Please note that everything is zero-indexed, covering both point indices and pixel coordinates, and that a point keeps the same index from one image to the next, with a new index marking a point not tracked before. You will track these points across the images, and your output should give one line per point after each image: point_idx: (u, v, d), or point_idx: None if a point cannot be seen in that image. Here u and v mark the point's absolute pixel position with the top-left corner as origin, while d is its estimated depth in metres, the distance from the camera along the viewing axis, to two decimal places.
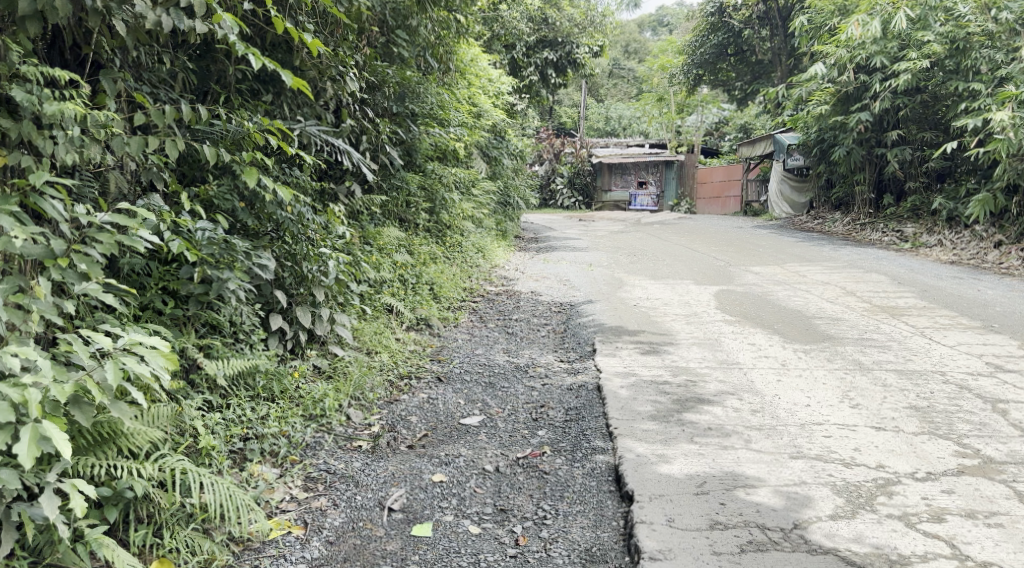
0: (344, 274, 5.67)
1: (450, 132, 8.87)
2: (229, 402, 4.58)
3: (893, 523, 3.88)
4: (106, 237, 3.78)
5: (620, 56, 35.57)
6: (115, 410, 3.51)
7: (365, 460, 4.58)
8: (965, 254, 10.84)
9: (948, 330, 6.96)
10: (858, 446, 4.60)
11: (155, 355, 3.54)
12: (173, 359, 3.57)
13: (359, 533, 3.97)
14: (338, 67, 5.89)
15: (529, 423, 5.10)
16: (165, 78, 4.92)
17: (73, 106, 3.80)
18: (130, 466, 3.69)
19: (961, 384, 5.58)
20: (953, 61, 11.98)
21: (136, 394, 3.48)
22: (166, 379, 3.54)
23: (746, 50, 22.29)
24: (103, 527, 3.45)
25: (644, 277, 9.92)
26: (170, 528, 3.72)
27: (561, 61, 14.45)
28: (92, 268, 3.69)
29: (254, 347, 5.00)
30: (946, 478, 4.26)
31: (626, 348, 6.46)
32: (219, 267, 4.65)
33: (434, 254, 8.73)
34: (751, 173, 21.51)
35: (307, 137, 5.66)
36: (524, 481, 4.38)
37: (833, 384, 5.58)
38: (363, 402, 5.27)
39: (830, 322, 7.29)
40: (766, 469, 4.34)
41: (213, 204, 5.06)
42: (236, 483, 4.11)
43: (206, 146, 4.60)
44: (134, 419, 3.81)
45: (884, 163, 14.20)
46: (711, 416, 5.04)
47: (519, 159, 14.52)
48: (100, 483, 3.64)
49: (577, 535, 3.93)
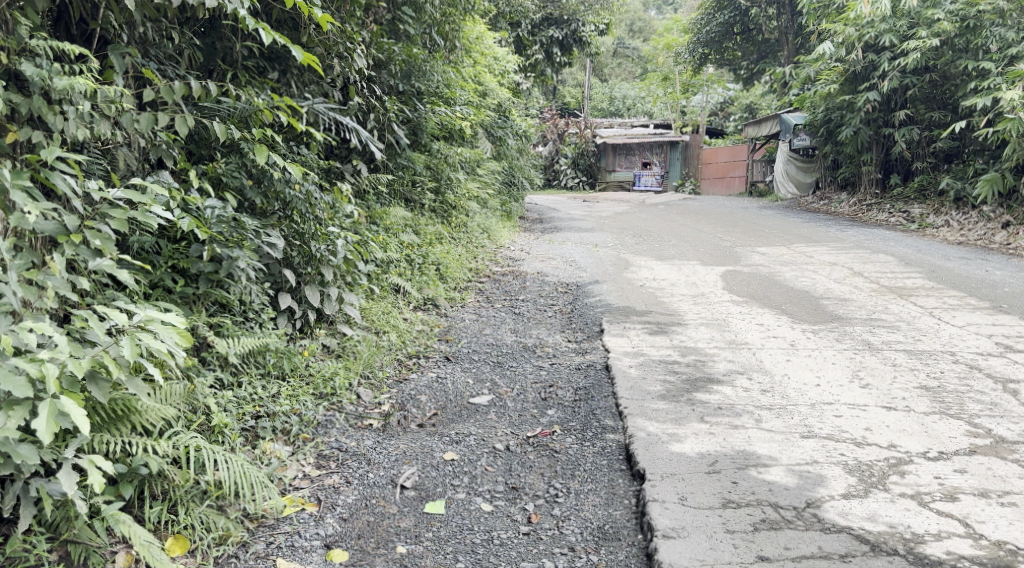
0: (353, 253, 5.67)
1: (456, 110, 8.81)
2: (240, 380, 4.56)
3: (906, 502, 3.88)
4: (120, 213, 3.75)
5: (625, 35, 35.23)
6: (131, 387, 3.50)
7: (376, 438, 4.58)
8: (973, 234, 10.81)
9: (958, 309, 6.96)
10: (869, 426, 4.59)
11: (170, 331, 3.50)
12: (188, 335, 3.54)
13: (372, 510, 3.95)
14: (346, 44, 5.87)
15: (538, 402, 5.10)
16: (171, 54, 4.93)
17: (84, 80, 3.77)
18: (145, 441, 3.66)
19: (971, 363, 5.57)
20: (962, 39, 11.89)
21: (150, 369, 3.46)
22: (184, 355, 3.52)
23: (753, 28, 22.08)
24: (119, 503, 3.43)
25: (649, 257, 9.91)
26: (184, 505, 3.69)
27: (567, 39, 14.32)
28: (107, 244, 3.67)
29: (265, 325, 4.99)
30: (959, 458, 4.25)
31: (634, 328, 6.45)
32: (229, 245, 4.67)
33: (440, 234, 8.71)
34: (756, 152, 21.44)
35: (314, 115, 5.66)
36: (535, 460, 4.38)
37: (843, 363, 5.59)
38: (372, 380, 5.30)
39: (838, 302, 7.28)
40: (777, 448, 4.34)
41: (221, 182, 5.08)
42: (248, 461, 4.08)
43: (216, 123, 4.59)
44: (150, 396, 3.76)
45: (892, 143, 14.16)
46: (721, 395, 5.04)
47: (523, 139, 14.47)
48: (115, 460, 3.62)
49: (591, 513, 3.92)
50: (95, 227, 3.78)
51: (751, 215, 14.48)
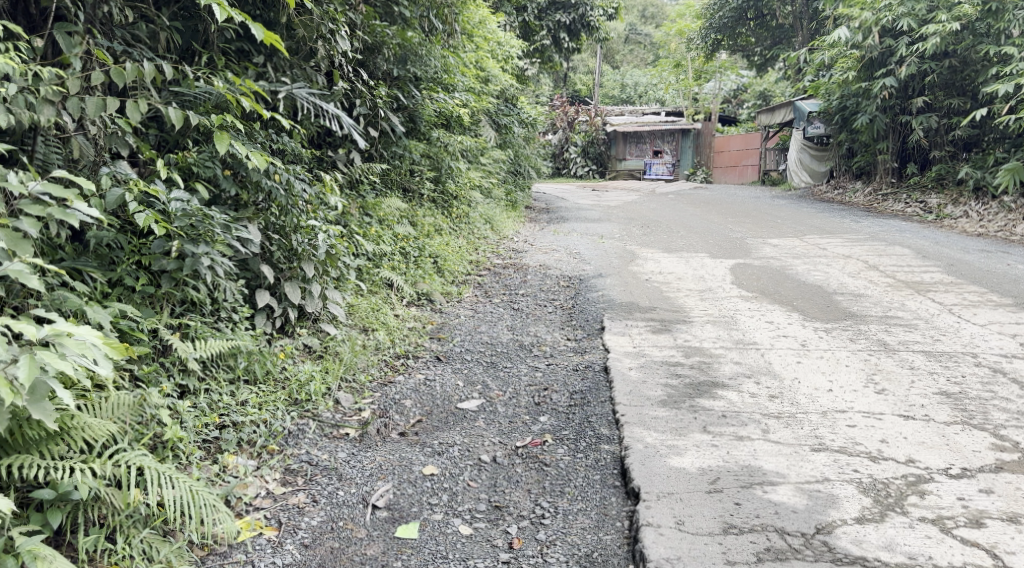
0: (337, 247, 5.34)
1: (455, 97, 8.48)
2: (207, 386, 4.24)
3: (927, 528, 3.53)
4: (38, 210, 3.43)
5: (636, 21, 34.78)
6: (34, 411, 3.09)
7: (351, 450, 4.25)
8: (993, 226, 10.41)
9: (979, 306, 6.58)
10: (884, 438, 4.24)
11: (83, 347, 3.11)
12: (112, 348, 3.17)
13: (338, 534, 3.64)
14: (329, 25, 5.53)
15: (530, 408, 4.76)
16: (141, 36, 4.62)
17: (7, 62, 3.55)
18: (79, 462, 3.37)
19: (995, 366, 5.21)
20: (984, 23, 11.53)
21: (59, 392, 3.08)
22: (104, 373, 3.15)
23: (767, 14, 21.54)
24: (41, 537, 3.13)
25: (657, 249, 9.54)
26: (124, 532, 3.37)
27: (574, 24, 13.85)
28: (19, 244, 3.36)
29: (237, 326, 4.67)
30: (984, 475, 3.90)
31: (636, 326, 6.09)
32: (195, 241, 4.35)
33: (439, 226, 8.37)
34: (769, 141, 21.00)
35: (295, 101, 5.33)
36: (523, 474, 4.05)
37: (857, 366, 5.22)
38: (353, 384, 4.96)
39: (852, 298, 6.91)
40: (786, 463, 3.99)
41: (193, 172, 4.76)
42: (204, 479, 3.75)
43: (172, 107, 4.26)
44: (83, 412, 3.44)
45: (909, 131, 13.71)
46: (726, 401, 4.69)
47: (530, 127, 14.04)
48: (44, 484, 3.31)
49: (578, 538, 3.60)
50: (15, 226, 3.46)
51: (763, 205, 14.07)
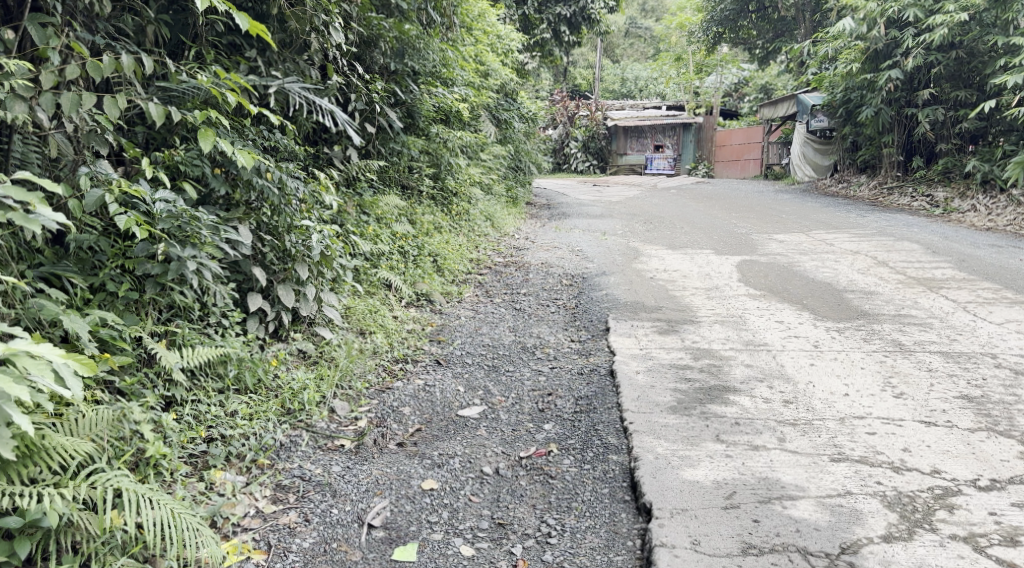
0: (332, 248, 5.12)
1: (453, 92, 8.25)
2: (194, 398, 4.04)
3: (959, 547, 3.34)
4: None
5: (637, 15, 34.49)
6: None
7: (346, 463, 4.04)
8: (1002, 219, 10.19)
9: (995, 304, 6.37)
10: (907, 446, 4.02)
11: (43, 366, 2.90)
12: (76, 362, 2.98)
13: (331, 558, 3.45)
14: (323, 16, 5.31)
15: (534, 415, 4.55)
16: (125, 30, 4.40)
17: None
18: (50, 485, 3.16)
19: (1016, 368, 5.00)
20: (991, 14, 11.29)
21: (17, 415, 2.87)
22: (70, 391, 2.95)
23: (768, 6, 21.26)
24: None
25: (661, 246, 9.33)
26: (101, 560, 3.17)
27: (575, 17, 13.63)
28: None
29: (227, 331, 4.46)
30: (1015, 488, 3.69)
31: (642, 327, 5.88)
32: (181, 244, 4.13)
33: (439, 224, 8.15)
34: (772, 134, 20.76)
35: (286, 96, 5.11)
36: (527, 487, 3.85)
37: (873, 368, 5.01)
38: (349, 391, 4.73)
39: (864, 295, 6.70)
40: (805, 474, 3.78)
41: (180, 171, 4.55)
42: (189, 498, 3.56)
43: (153, 104, 4.05)
44: (56, 432, 3.25)
45: (915, 123, 13.49)
46: (739, 407, 4.48)
47: (531, 123, 13.83)
48: (13, 510, 3.11)
49: (587, 559, 3.40)
50: None
51: (768, 200, 13.84)
